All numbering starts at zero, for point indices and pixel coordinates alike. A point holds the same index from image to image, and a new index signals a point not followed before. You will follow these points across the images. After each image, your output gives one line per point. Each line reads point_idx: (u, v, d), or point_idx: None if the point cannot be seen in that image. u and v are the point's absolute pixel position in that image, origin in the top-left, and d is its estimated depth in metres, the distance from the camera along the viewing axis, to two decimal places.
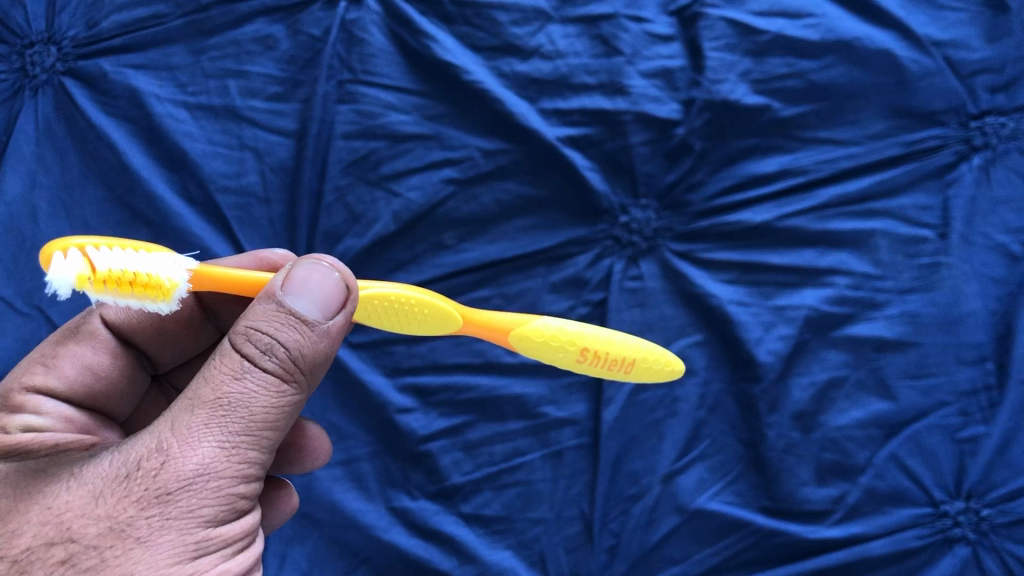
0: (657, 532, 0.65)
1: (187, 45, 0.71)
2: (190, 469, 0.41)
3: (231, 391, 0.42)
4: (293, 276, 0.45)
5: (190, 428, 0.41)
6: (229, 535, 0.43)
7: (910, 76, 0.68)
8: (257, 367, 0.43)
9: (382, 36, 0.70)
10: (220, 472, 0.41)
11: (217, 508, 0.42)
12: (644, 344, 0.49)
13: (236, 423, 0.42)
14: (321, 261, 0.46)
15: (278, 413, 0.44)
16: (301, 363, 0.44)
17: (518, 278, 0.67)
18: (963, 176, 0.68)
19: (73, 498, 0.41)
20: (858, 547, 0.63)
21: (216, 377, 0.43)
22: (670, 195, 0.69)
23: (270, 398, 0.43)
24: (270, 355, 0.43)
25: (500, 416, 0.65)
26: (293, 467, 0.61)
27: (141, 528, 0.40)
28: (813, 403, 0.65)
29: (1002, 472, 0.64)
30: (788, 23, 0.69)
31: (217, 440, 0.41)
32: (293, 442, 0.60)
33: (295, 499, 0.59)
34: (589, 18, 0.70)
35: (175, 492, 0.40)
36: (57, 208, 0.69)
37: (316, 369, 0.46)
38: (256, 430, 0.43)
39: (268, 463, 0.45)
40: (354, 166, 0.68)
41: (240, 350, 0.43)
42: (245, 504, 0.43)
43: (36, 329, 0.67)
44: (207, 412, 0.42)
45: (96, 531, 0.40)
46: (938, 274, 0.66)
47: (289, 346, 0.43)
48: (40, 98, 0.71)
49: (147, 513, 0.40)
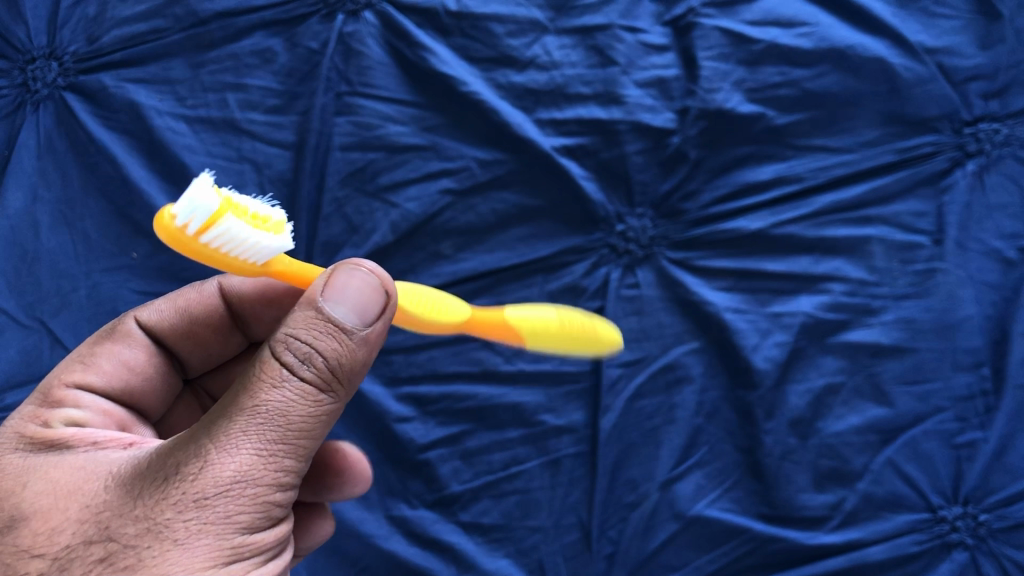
0: (655, 539, 0.65)
1: (187, 60, 0.72)
2: (228, 475, 0.39)
3: (269, 399, 0.40)
4: (332, 281, 0.43)
5: (228, 433, 0.39)
6: (264, 544, 0.41)
7: (903, 83, 0.68)
8: (297, 374, 0.41)
9: (379, 49, 0.71)
10: (258, 479, 0.40)
11: (253, 516, 0.40)
12: (596, 317, 0.56)
13: (274, 431, 0.40)
14: (360, 266, 0.43)
15: (315, 422, 0.42)
16: (340, 371, 0.42)
17: (515, 287, 0.68)
18: (957, 182, 0.68)
19: (110, 497, 0.40)
20: (856, 553, 0.63)
21: (255, 384, 0.41)
22: (665, 203, 0.70)
23: (308, 408, 0.41)
24: (309, 362, 0.41)
25: (498, 424, 0.66)
26: (333, 494, 0.57)
27: (177, 532, 0.38)
28: (810, 409, 0.66)
29: (1000, 477, 0.64)
30: (782, 32, 0.70)
31: (254, 447, 0.40)
32: (330, 466, 0.56)
33: (332, 523, 0.59)
34: (585, 29, 0.71)
35: (212, 497, 0.39)
36: (59, 221, 0.70)
37: (354, 379, 0.43)
38: (293, 439, 0.41)
39: (304, 472, 0.43)
40: (352, 177, 0.69)
41: (279, 358, 0.41)
42: (280, 512, 0.42)
43: (37, 342, 0.67)
44: (245, 419, 0.40)
45: (134, 532, 0.38)
46: (934, 280, 0.67)
47: (327, 354, 0.41)
48: (41, 113, 0.72)
49: (184, 517, 0.38)
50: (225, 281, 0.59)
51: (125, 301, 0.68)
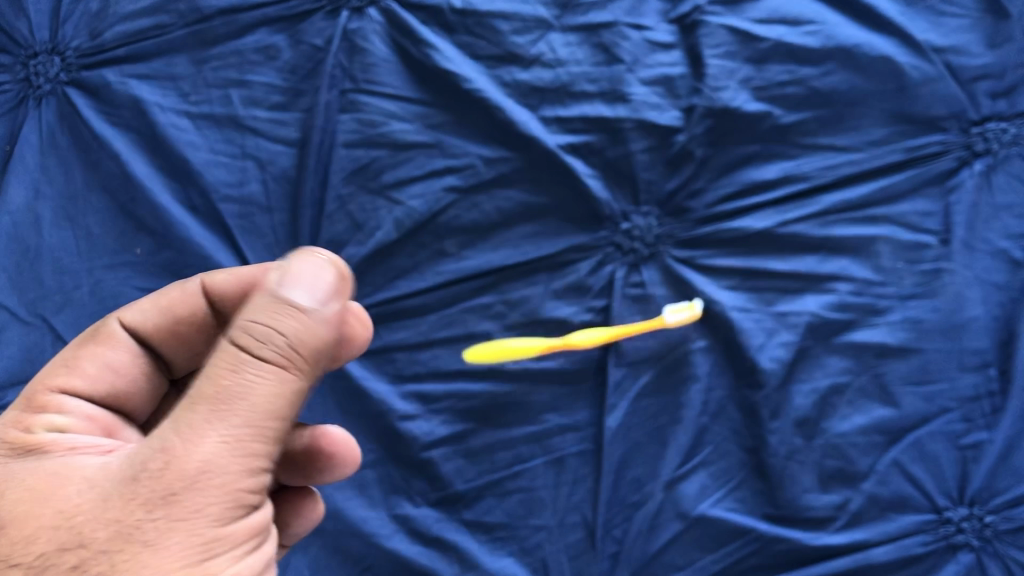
0: (659, 539, 0.65)
1: (190, 56, 0.71)
2: (193, 466, 0.40)
3: (230, 385, 0.41)
4: (288, 269, 0.45)
5: (191, 424, 0.41)
6: (238, 534, 0.42)
7: (910, 82, 0.68)
8: (256, 357, 0.42)
9: (383, 46, 0.70)
10: (225, 468, 0.41)
11: (223, 507, 0.41)
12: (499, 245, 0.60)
13: (237, 416, 0.41)
14: (318, 254, 0.46)
15: (280, 404, 0.42)
16: (301, 348, 0.43)
17: (519, 285, 0.68)
18: (964, 182, 0.68)
19: (83, 501, 0.41)
20: (861, 554, 0.63)
21: (215, 373, 0.42)
22: (671, 202, 0.69)
23: (271, 389, 0.42)
24: (267, 344, 0.42)
25: (502, 423, 0.66)
26: (323, 475, 0.58)
27: (147, 532, 0.39)
28: (815, 409, 0.65)
29: (1006, 479, 0.64)
30: (788, 31, 0.69)
31: (218, 435, 0.41)
32: (316, 452, 0.57)
33: (319, 508, 0.60)
34: (590, 26, 0.70)
35: (179, 492, 0.40)
36: (61, 218, 0.69)
37: (318, 357, 0.44)
38: (258, 422, 0.42)
39: (274, 458, 0.44)
40: (356, 175, 0.69)
41: (238, 344, 0.42)
42: (254, 501, 0.43)
43: (39, 338, 0.67)
44: (208, 407, 0.41)
45: (106, 535, 0.39)
46: (941, 280, 0.66)
47: (287, 334, 0.43)
48: (44, 108, 0.72)
49: (153, 516, 0.39)
50: (208, 278, 0.56)
51: (128, 298, 0.68)
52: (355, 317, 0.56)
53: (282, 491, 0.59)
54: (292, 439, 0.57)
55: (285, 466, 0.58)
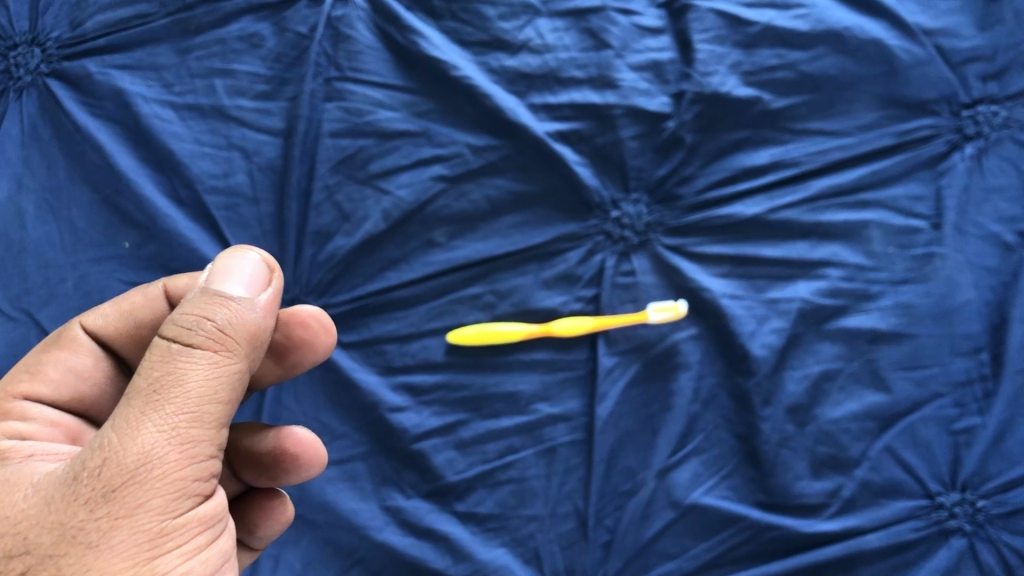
0: (652, 527, 0.64)
1: (173, 45, 0.70)
2: (132, 460, 0.38)
3: (162, 374, 0.40)
4: (216, 269, 0.45)
5: (127, 418, 0.39)
6: (186, 527, 0.41)
7: (900, 66, 0.67)
8: (187, 345, 0.41)
9: (369, 33, 0.69)
10: (166, 459, 0.39)
11: (168, 500, 0.39)
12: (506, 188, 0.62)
13: (172, 405, 0.40)
14: (243, 251, 0.46)
15: (216, 389, 0.41)
16: (233, 333, 0.42)
17: (508, 275, 0.67)
18: (955, 166, 0.67)
19: (27, 507, 0.39)
20: (854, 541, 0.63)
21: (148, 366, 0.41)
22: (660, 188, 0.69)
23: (204, 374, 0.41)
24: (198, 330, 0.41)
25: (493, 414, 0.65)
26: (288, 477, 0.58)
27: (91, 532, 0.38)
28: (808, 396, 0.65)
29: (998, 463, 0.64)
30: (778, 14, 0.69)
31: (155, 425, 0.39)
32: (281, 453, 0.57)
33: (286, 512, 0.59)
34: (578, 12, 0.70)
35: (121, 488, 0.38)
36: (44, 211, 0.68)
37: (253, 342, 0.44)
38: (194, 409, 0.40)
39: (219, 450, 0.43)
40: (343, 164, 0.68)
41: (168, 335, 0.41)
42: (200, 490, 0.41)
43: (24, 333, 0.66)
44: (142, 400, 0.40)
45: (51, 540, 0.38)
46: (932, 265, 0.66)
47: (218, 320, 0.42)
48: (25, 100, 0.71)
49: (95, 516, 0.38)
50: (170, 283, 0.54)
51: (113, 292, 0.67)
52: (317, 322, 0.57)
53: (251, 493, 0.59)
54: (257, 442, 0.57)
55: (251, 469, 0.58)
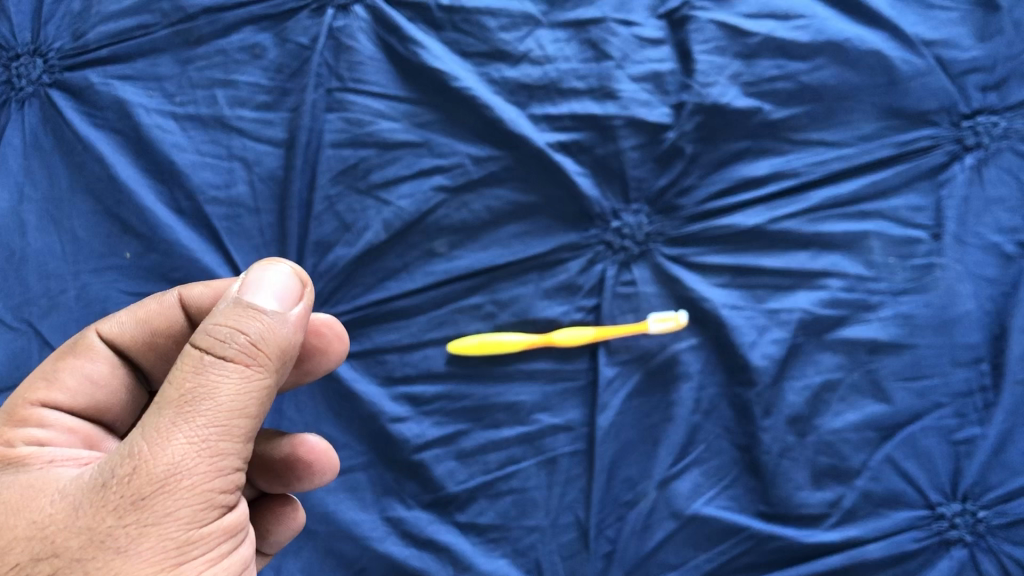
0: (653, 538, 0.64)
1: (174, 55, 0.71)
2: (162, 469, 0.38)
3: (194, 385, 0.39)
4: (248, 280, 0.44)
5: (157, 427, 0.38)
6: (211, 538, 0.40)
7: (900, 77, 0.68)
8: (219, 358, 0.40)
9: (370, 44, 0.70)
10: (195, 470, 0.39)
11: (195, 509, 0.39)
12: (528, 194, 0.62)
13: (203, 416, 0.39)
14: (276, 263, 0.45)
15: (246, 402, 0.41)
16: (265, 347, 0.42)
17: (509, 285, 0.67)
18: (955, 176, 0.68)
19: (56, 511, 0.38)
20: (855, 551, 0.63)
21: (179, 376, 0.40)
22: (661, 199, 0.69)
23: (235, 387, 0.40)
24: (230, 343, 0.41)
25: (494, 424, 0.65)
26: (301, 483, 0.57)
27: (120, 537, 0.37)
28: (808, 406, 0.65)
29: (999, 473, 0.64)
30: (778, 25, 0.69)
31: (187, 436, 0.39)
32: (294, 459, 0.57)
33: (298, 518, 0.58)
34: (578, 22, 0.70)
35: (150, 496, 0.38)
36: (46, 222, 0.69)
37: (283, 357, 0.43)
38: (224, 422, 0.40)
39: (245, 461, 0.42)
40: (344, 174, 0.68)
41: (201, 346, 0.41)
42: (226, 501, 0.41)
43: (25, 344, 0.66)
44: (174, 410, 0.39)
45: (78, 544, 0.37)
46: (932, 275, 0.66)
47: (250, 334, 0.41)
48: (27, 111, 0.71)
49: (124, 522, 0.37)
50: (186, 291, 0.54)
51: (114, 302, 0.67)
52: (331, 331, 0.57)
53: (263, 499, 0.59)
54: (271, 447, 0.57)
55: (264, 474, 0.57)
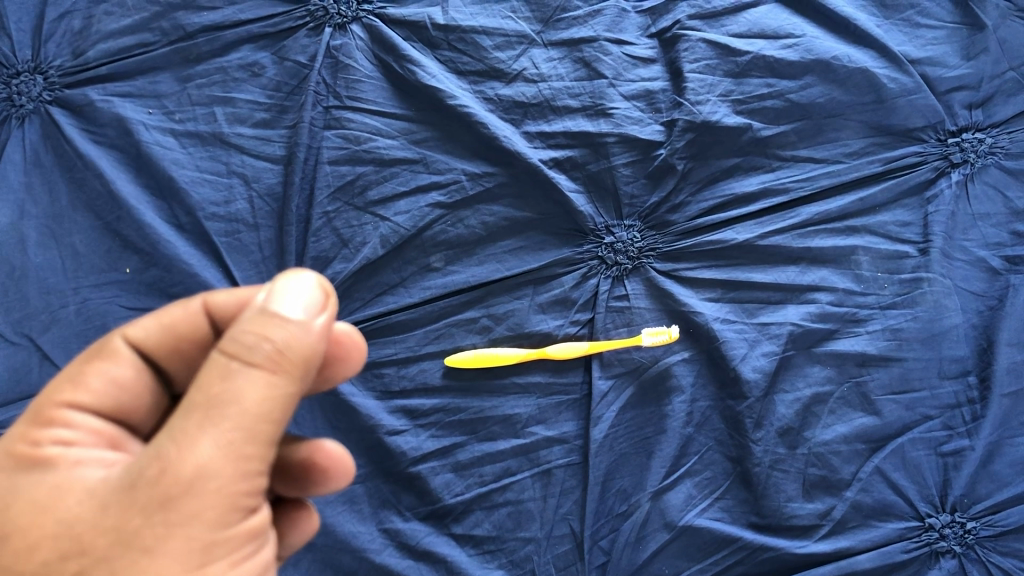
0: (646, 549, 0.65)
1: (175, 73, 0.72)
2: (188, 473, 0.36)
3: (220, 390, 0.37)
4: (273, 287, 0.41)
5: (184, 429, 0.37)
6: (234, 540, 0.38)
7: (888, 95, 0.69)
8: (245, 364, 0.38)
9: (368, 62, 0.71)
10: (220, 473, 0.37)
11: (220, 512, 0.37)
12: None
13: (228, 421, 0.37)
14: (302, 269, 0.42)
15: (271, 409, 0.38)
16: (289, 355, 0.39)
17: (506, 299, 0.68)
18: (942, 192, 0.69)
19: (82, 512, 0.37)
20: (844, 562, 0.64)
21: (206, 380, 0.38)
22: (653, 214, 0.70)
23: (260, 393, 0.38)
24: (256, 349, 0.38)
25: (490, 437, 0.66)
26: (318, 489, 0.51)
27: (146, 537, 0.36)
28: (799, 419, 0.66)
29: (987, 485, 0.66)
30: (767, 44, 0.70)
31: (213, 439, 0.37)
32: (314, 464, 0.50)
33: (311, 524, 0.52)
34: (572, 42, 0.71)
35: (176, 498, 0.36)
36: (46, 237, 0.69)
37: (307, 365, 0.40)
38: (250, 427, 0.38)
39: (271, 464, 0.40)
40: (342, 191, 0.69)
41: (227, 352, 0.38)
42: (251, 504, 0.39)
43: (25, 358, 0.67)
44: (200, 413, 0.37)
45: (106, 542, 0.36)
46: (920, 289, 0.67)
47: (275, 341, 0.38)
48: (28, 127, 0.71)
49: (151, 522, 0.36)
50: (211, 297, 0.47)
51: (115, 316, 0.68)
52: (350, 338, 0.50)
53: (277, 502, 0.52)
54: (287, 452, 0.49)
55: (279, 480, 0.50)
